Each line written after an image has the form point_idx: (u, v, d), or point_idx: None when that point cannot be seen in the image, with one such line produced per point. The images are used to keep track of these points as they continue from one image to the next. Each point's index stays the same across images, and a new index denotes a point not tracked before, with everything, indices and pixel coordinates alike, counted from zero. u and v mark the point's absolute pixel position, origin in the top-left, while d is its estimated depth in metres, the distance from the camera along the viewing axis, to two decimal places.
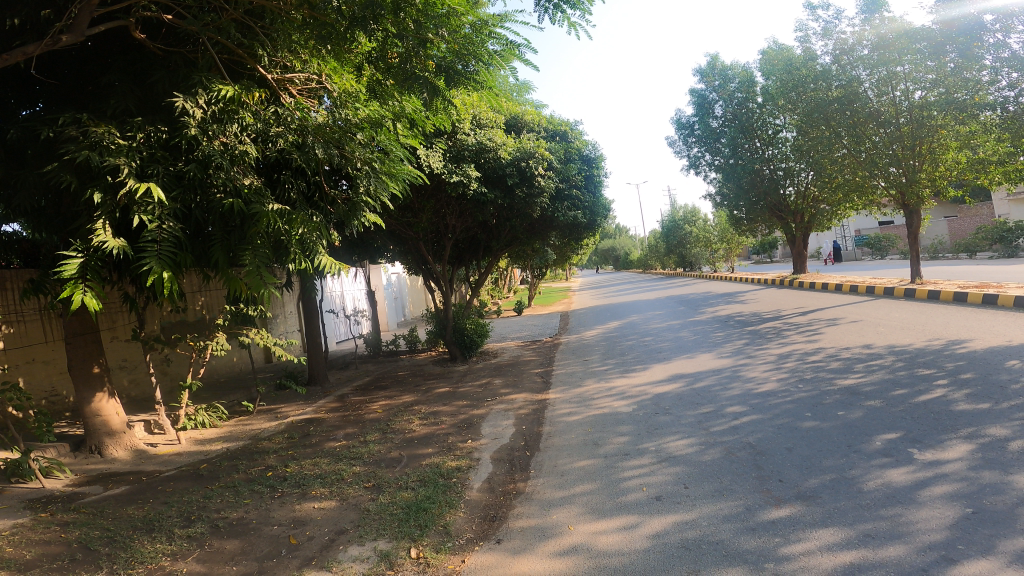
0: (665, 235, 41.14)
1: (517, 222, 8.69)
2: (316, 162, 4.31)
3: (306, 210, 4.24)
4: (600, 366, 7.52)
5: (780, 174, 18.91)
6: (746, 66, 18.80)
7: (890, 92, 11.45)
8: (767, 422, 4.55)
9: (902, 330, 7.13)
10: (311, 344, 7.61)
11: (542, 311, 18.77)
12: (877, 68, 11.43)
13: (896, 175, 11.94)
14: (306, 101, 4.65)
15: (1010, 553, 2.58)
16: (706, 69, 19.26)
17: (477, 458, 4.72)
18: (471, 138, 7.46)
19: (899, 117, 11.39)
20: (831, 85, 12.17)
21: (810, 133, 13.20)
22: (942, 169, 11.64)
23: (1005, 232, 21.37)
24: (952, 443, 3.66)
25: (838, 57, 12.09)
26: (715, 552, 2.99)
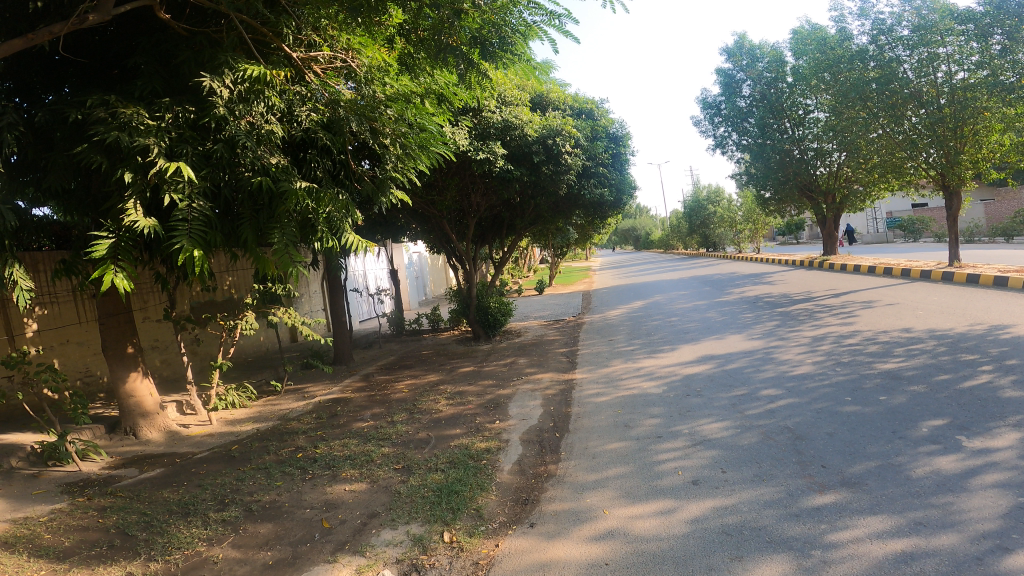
0: (688, 216, 41.02)
1: (542, 200, 8.60)
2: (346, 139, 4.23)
3: (332, 187, 4.15)
4: (627, 346, 7.46)
5: (810, 154, 18.54)
6: (776, 44, 18.37)
7: (931, 74, 11.22)
8: (805, 407, 4.50)
9: (940, 314, 7.01)
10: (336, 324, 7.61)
11: (565, 291, 18.76)
12: (918, 49, 11.17)
13: (936, 156, 11.78)
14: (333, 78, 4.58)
15: None
16: (734, 49, 18.94)
17: (506, 440, 4.70)
18: (496, 115, 7.29)
19: (941, 98, 11.24)
20: (868, 66, 11.94)
21: (843, 114, 13.02)
22: (984, 151, 11.57)
23: None
24: (999, 431, 3.60)
25: (876, 37, 11.79)
26: (758, 538, 2.95)
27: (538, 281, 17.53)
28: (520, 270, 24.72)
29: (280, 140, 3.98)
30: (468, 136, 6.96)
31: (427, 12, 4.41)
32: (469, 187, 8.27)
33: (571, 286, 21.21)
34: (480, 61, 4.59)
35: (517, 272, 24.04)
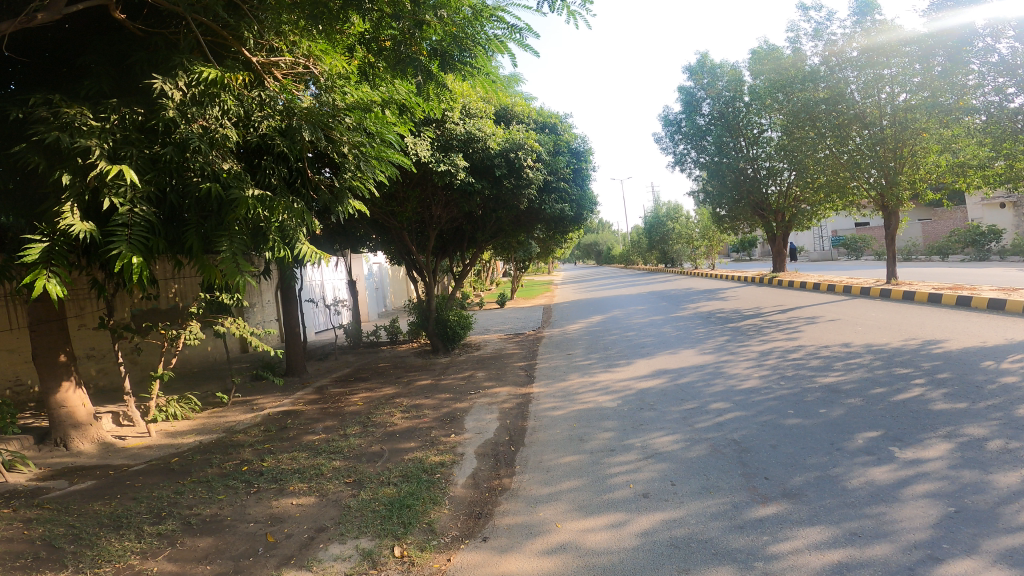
0: (647, 232, 41.90)
1: (503, 213, 8.69)
2: (302, 146, 4.19)
3: (287, 196, 4.07)
4: (584, 360, 7.51)
5: (763, 173, 19.22)
6: (735, 65, 18.94)
7: (875, 95, 11.77)
8: (751, 420, 4.68)
9: (878, 329, 7.53)
10: (290, 335, 7.56)
11: (526, 304, 18.96)
12: (865, 69, 11.68)
13: (876, 177, 12.59)
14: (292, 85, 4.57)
15: (994, 552, 2.63)
16: (696, 67, 19.32)
17: (461, 453, 4.71)
18: (460, 127, 7.39)
19: (883, 120, 11.88)
20: (818, 86, 12.48)
21: (795, 134, 13.67)
22: (921, 172, 12.21)
23: (978, 235, 23.75)
24: (931, 442, 3.82)
25: (827, 59, 12.35)
26: (704, 550, 2.98)
27: (499, 295, 17.66)
28: (481, 283, 24.75)
29: (234, 145, 3.92)
30: (429, 147, 7.02)
31: (388, 23, 4.49)
32: (431, 199, 8.30)
33: (532, 299, 21.39)
34: (439, 72, 4.68)
35: (478, 285, 24.08)
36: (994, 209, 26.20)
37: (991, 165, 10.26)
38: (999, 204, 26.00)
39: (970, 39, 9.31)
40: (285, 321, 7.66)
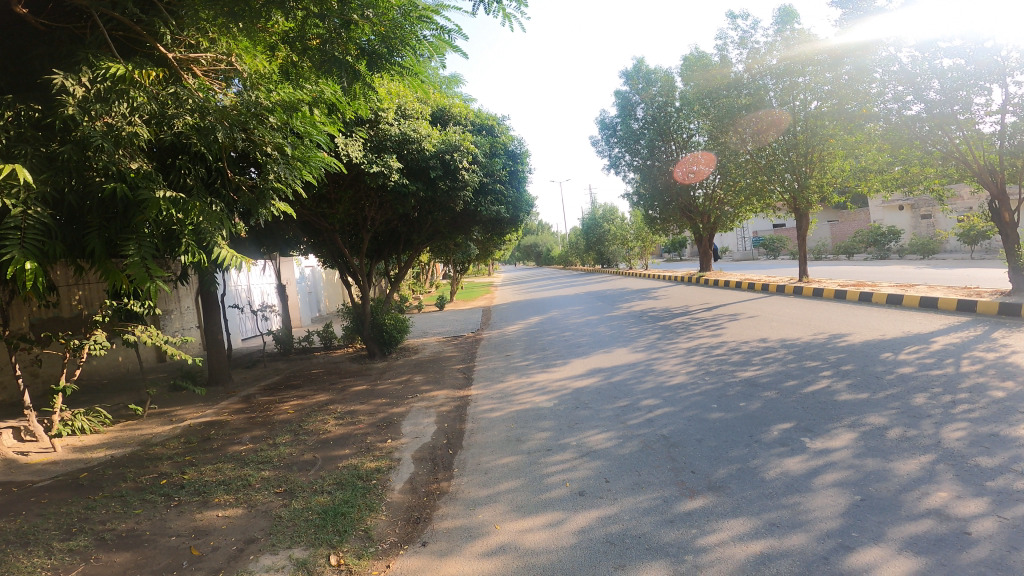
0: (585, 233, 42.87)
1: (439, 215, 8.61)
2: (218, 146, 4.05)
3: (204, 197, 3.99)
4: (522, 361, 7.56)
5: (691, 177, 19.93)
6: (669, 71, 19.56)
7: (790, 103, 12.51)
8: (678, 415, 5.07)
9: (791, 324, 8.14)
10: (211, 344, 7.41)
11: (465, 306, 19.08)
12: (783, 77, 12.42)
13: (790, 180, 13.31)
14: (211, 82, 4.44)
15: (896, 539, 3.03)
16: (632, 71, 19.85)
17: (398, 459, 4.72)
18: (395, 128, 7.34)
19: (797, 126, 12.58)
20: (742, 93, 13.34)
21: (721, 138, 14.59)
22: (829, 177, 13.08)
23: (879, 236, 25.64)
24: (838, 432, 4.55)
25: (750, 66, 13.17)
26: (638, 545, 3.16)
27: (437, 298, 17.61)
28: (420, 285, 24.56)
29: (145, 143, 3.76)
30: (362, 147, 6.90)
31: (313, 22, 4.38)
32: (364, 201, 8.20)
33: (469, 301, 21.44)
34: (367, 72, 4.62)
35: (417, 288, 23.86)
36: (895, 210, 27.71)
37: (889, 170, 10.71)
38: (898, 207, 27.65)
39: (875, 52, 9.50)
40: (206, 330, 7.39)
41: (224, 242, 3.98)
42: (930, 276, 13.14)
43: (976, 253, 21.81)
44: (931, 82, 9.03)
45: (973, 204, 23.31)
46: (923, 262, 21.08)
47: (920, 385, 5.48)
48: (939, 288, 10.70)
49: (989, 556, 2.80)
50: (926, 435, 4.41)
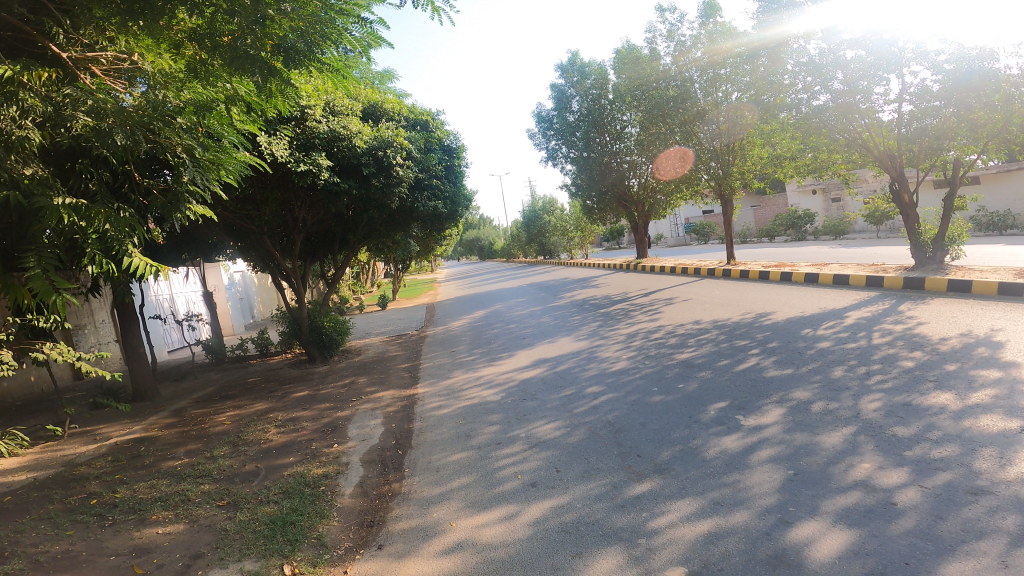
0: (528, 226, 43.73)
1: (374, 213, 8.47)
2: (120, 150, 4.07)
3: (109, 202, 4.06)
4: (467, 356, 7.55)
5: (625, 166, 20.49)
6: (602, 64, 19.80)
7: (715, 93, 13.31)
8: (621, 400, 5.21)
9: (722, 305, 8.51)
10: (132, 359, 7.00)
11: (405, 304, 18.88)
12: (707, 69, 13.09)
13: (715, 168, 14.27)
14: (111, 83, 4.38)
15: (830, 512, 3.25)
16: (567, 65, 20.13)
17: (345, 463, 4.63)
18: (323, 125, 7.16)
19: (720, 115, 13.43)
20: (668, 85, 13.53)
21: (650, 129, 14.76)
22: (749, 164, 13.96)
23: (796, 220, 27.02)
24: (768, 409, 4.81)
25: (676, 58, 13.59)
26: (593, 533, 3.24)
27: (378, 297, 17.36)
28: (359, 284, 24.08)
29: (39, 146, 3.77)
30: (287, 146, 6.68)
31: (223, 17, 4.21)
32: (294, 201, 7.96)
33: (411, 299, 21.25)
34: (285, 69, 4.39)
35: (357, 286, 23.37)
36: (808, 194, 29.30)
37: (801, 157, 11.50)
38: (811, 192, 29.23)
39: (788, 42, 10.03)
40: (125, 344, 7.00)
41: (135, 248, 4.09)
42: (842, 255, 14.05)
43: (881, 232, 23.42)
44: (835, 74, 9.61)
45: (875, 186, 25.01)
46: (835, 242, 22.44)
47: (837, 358, 5.87)
48: (850, 266, 11.45)
49: (916, 525, 3.03)
50: (846, 407, 4.73)
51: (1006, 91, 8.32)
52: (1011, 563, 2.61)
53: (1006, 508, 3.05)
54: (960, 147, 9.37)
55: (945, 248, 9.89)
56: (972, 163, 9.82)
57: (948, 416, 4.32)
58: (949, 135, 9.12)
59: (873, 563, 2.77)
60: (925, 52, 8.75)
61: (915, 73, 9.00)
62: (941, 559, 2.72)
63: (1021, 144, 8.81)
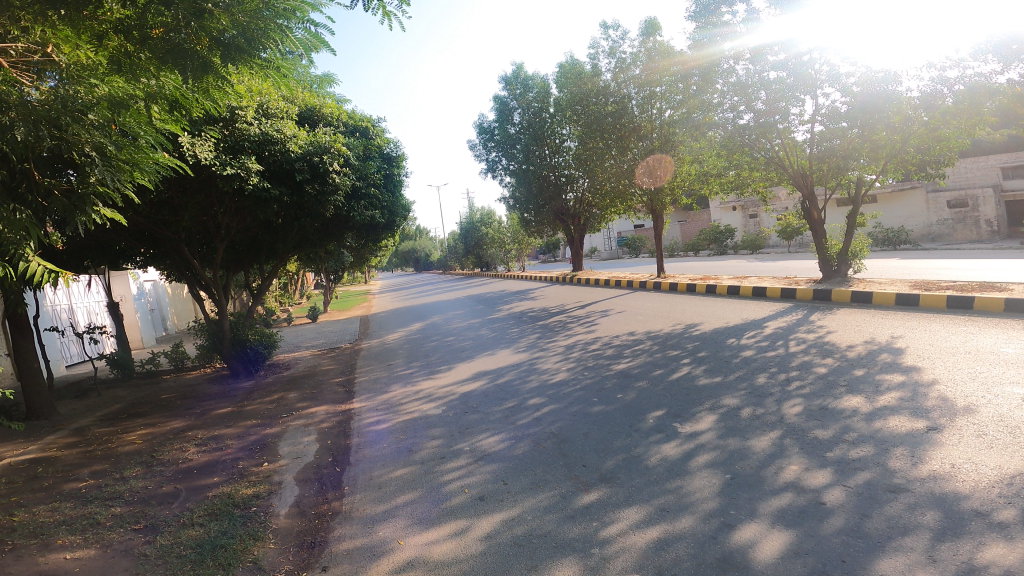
0: (465, 237, 44.28)
1: (306, 221, 8.31)
2: (20, 146, 3.83)
3: (7, 203, 3.70)
4: (405, 369, 7.40)
5: (563, 180, 20.94)
6: (545, 79, 20.62)
7: (649, 110, 14.08)
8: (564, 411, 5.26)
9: (654, 317, 8.81)
10: (26, 375, 6.35)
11: (335, 316, 18.39)
12: (644, 87, 13.67)
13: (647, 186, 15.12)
14: (16, 76, 4.01)
15: (768, 514, 3.40)
16: (511, 77, 20.73)
17: (278, 482, 4.40)
18: (254, 127, 6.93)
19: (653, 133, 14.28)
20: (608, 101, 14.17)
21: (587, 144, 15.24)
22: (678, 180, 14.92)
23: (717, 235, 28.66)
24: (701, 415, 4.99)
25: (616, 75, 14.13)
26: (546, 544, 3.23)
27: (309, 309, 16.82)
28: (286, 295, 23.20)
29: None
30: (213, 148, 6.40)
31: (155, 10, 4.00)
32: (216, 208, 7.56)
33: (343, 310, 20.77)
34: (222, 64, 4.32)
35: (283, 299, 22.50)
36: (729, 211, 31.01)
37: (726, 175, 12.25)
38: (732, 209, 30.95)
39: (718, 62, 10.48)
40: (17, 358, 6.33)
41: (33, 254, 3.79)
42: (761, 269, 14.94)
43: (793, 247, 25.10)
44: (759, 93, 10.23)
45: (787, 204, 26.82)
46: (752, 256, 23.81)
47: (760, 366, 6.20)
48: (767, 278, 12.21)
49: (846, 524, 3.22)
50: (770, 412, 4.98)
51: (904, 112, 9.15)
52: (936, 558, 2.81)
53: (923, 504, 3.31)
54: (862, 165, 10.30)
55: (848, 261, 10.69)
56: (871, 183, 10.70)
57: (861, 418, 4.64)
58: (854, 154, 9.97)
59: (813, 561, 2.91)
60: (835, 75, 9.44)
61: (826, 95, 9.71)
62: (873, 556, 2.89)
63: (914, 164, 9.86)
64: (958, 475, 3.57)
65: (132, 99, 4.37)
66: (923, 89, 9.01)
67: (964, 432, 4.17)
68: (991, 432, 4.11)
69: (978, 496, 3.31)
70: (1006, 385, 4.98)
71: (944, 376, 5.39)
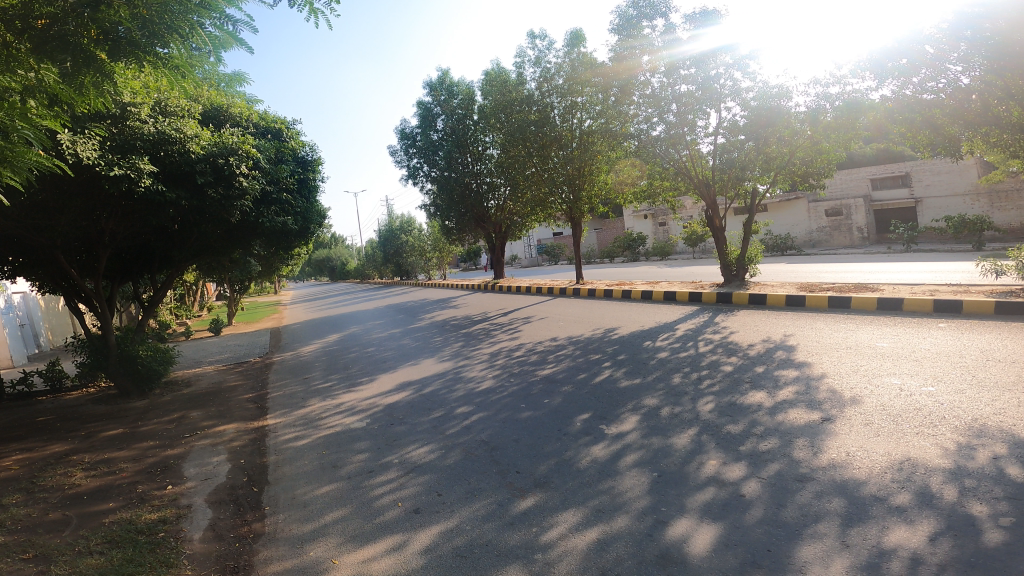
0: (384, 245, 43.55)
1: (208, 228, 7.82)
2: None
3: None
4: (322, 383, 7.09)
5: (484, 188, 21.16)
6: (470, 86, 20.70)
7: (570, 120, 14.51)
8: (493, 418, 5.24)
9: (575, 322, 9.01)
10: None
11: (240, 329, 17.39)
12: (566, 97, 14.12)
13: (566, 194, 15.36)
14: None
15: (696, 509, 3.54)
16: (435, 83, 20.57)
17: (187, 505, 4.06)
18: (150, 126, 6.45)
19: (573, 142, 14.64)
20: (532, 109, 14.53)
21: (511, 151, 15.52)
22: (596, 189, 15.49)
23: (631, 242, 30.45)
24: (626, 416, 5.13)
25: (540, 84, 14.55)
26: (488, 553, 3.19)
27: (212, 322, 15.83)
28: (183, 307, 21.67)
29: None
30: (98, 147, 5.90)
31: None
32: (103, 213, 6.94)
33: (249, 322, 19.69)
34: (113, 61, 4.03)
35: (180, 312, 21.00)
36: (641, 219, 32.40)
37: (641, 184, 12.84)
38: (644, 217, 32.48)
39: (635, 74, 10.85)
40: None
41: None
42: (671, 274, 15.73)
43: (698, 254, 26.58)
44: (670, 106, 10.78)
45: (693, 213, 28.48)
46: (662, 262, 25.05)
47: (675, 366, 6.48)
48: (676, 283, 12.85)
49: (765, 514, 3.40)
50: (687, 410, 5.21)
51: (792, 125, 10.05)
52: (848, 541, 3.02)
53: (829, 491, 3.55)
54: (756, 177, 11.00)
55: (745, 266, 11.46)
56: (764, 193, 11.54)
57: (766, 412, 4.96)
58: (750, 165, 10.68)
59: (742, 552, 3.04)
60: (737, 90, 10.16)
61: (729, 109, 10.36)
62: (793, 543, 3.06)
63: (799, 176, 10.71)
64: (854, 462, 3.88)
65: (6, 91, 3.92)
66: (809, 105, 9.85)
67: (856, 421, 4.56)
68: (877, 420, 4.51)
69: (874, 481, 3.59)
70: (884, 377, 5.49)
71: (832, 370, 5.87)
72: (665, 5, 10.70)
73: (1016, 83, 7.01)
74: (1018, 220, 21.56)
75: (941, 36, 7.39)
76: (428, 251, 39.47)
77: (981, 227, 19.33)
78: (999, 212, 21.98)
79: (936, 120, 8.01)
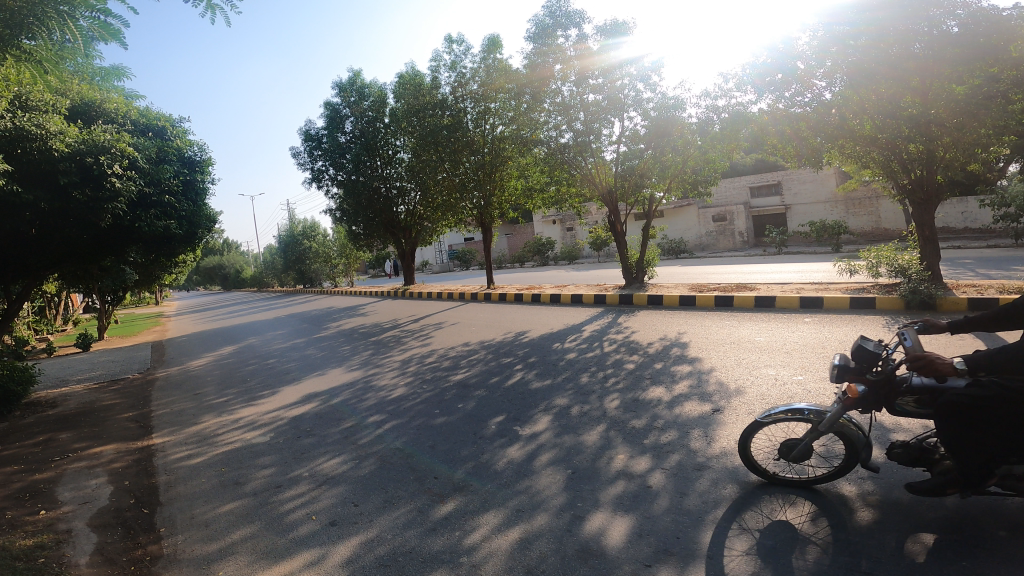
0: (285, 252, 41.71)
1: (72, 233, 7.07)
2: None
3: None
4: (219, 398, 6.66)
5: (394, 192, 20.91)
6: (382, 88, 20.50)
7: (482, 125, 14.68)
8: (407, 425, 5.16)
9: (486, 327, 9.07)
10: None
11: (118, 344, 15.91)
12: (479, 102, 14.29)
13: (478, 199, 15.52)
14: None
15: (610, 503, 3.67)
16: (345, 83, 20.28)
17: (67, 530, 3.68)
18: (6, 121, 5.83)
19: (484, 147, 14.81)
20: (445, 114, 14.58)
21: (422, 154, 15.46)
22: (506, 194, 15.75)
23: (540, 246, 31.12)
24: (538, 417, 5.23)
25: (454, 89, 14.61)
26: (412, 561, 3.13)
27: (83, 336, 14.37)
28: (45, 320, 19.49)
29: None
30: None
31: None
32: None
33: (129, 336, 18.10)
34: None
35: (41, 326, 18.85)
36: (549, 224, 33.18)
37: (550, 189, 13.21)
38: (552, 222, 33.32)
39: (548, 82, 11.16)
40: None
41: None
42: (577, 277, 16.29)
43: (600, 258, 27.64)
44: (578, 114, 11.20)
45: (598, 219, 29.65)
46: (569, 266, 25.85)
47: (583, 366, 6.69)
48: (582, 286, 13.32)
49: (671, 502, 3.59)
50: (595, 408, 5.40)
51: (685, 135, 10.70)
52: (746, 521, 3.25)
53: (725, 478, 3.80)
54: (652, 185, 11.87)
55: (644, 269, 12.09)
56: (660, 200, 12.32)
57: (665, 406, 5.24)
58: (648, 172, 11.48)
59: (655, 541, 3.18)
60: (638, 100, 10.71)
61: (631, 119, 10.89)
62: (698, 529, 3.24)
63: (687, 184, 11.53)
64: None
65: None
66: (700, 116, 10.58)
67: (742, 411, 4.92)
68: (759, 410, 4.88)
69: None
70: (762, 368, 5.97)
71: (720, 364, 6.30)
72: (579, 16, 11.05)
73: (869, 98, 7.88)
74: (869, 224, 24.09)
75: (812, 53, 8.23)
76: (333, 258, 38.22)
77: (839, 231, 21.45)
78: (853, 218, 24.39)
79: (802, 131, 8.84)
